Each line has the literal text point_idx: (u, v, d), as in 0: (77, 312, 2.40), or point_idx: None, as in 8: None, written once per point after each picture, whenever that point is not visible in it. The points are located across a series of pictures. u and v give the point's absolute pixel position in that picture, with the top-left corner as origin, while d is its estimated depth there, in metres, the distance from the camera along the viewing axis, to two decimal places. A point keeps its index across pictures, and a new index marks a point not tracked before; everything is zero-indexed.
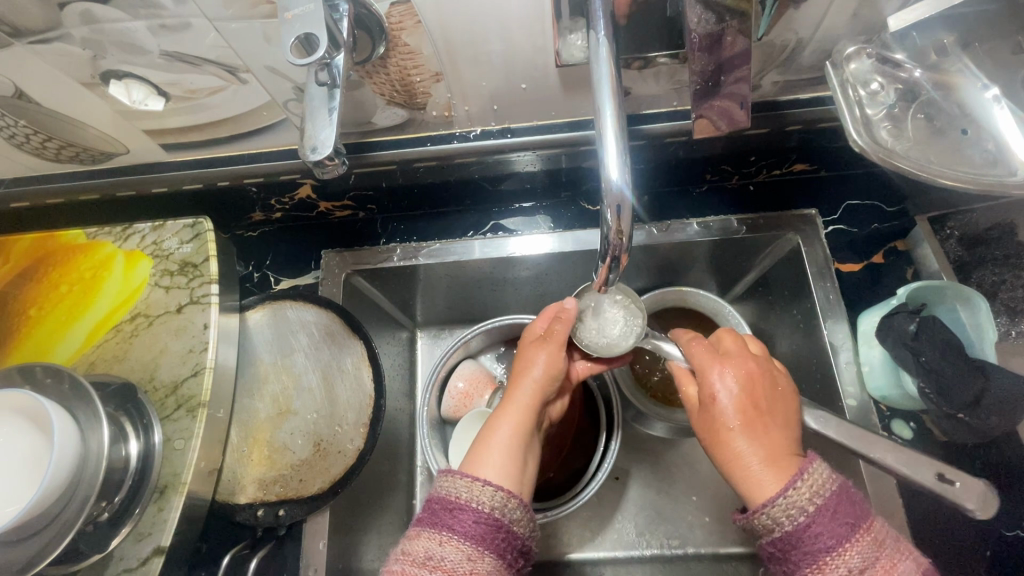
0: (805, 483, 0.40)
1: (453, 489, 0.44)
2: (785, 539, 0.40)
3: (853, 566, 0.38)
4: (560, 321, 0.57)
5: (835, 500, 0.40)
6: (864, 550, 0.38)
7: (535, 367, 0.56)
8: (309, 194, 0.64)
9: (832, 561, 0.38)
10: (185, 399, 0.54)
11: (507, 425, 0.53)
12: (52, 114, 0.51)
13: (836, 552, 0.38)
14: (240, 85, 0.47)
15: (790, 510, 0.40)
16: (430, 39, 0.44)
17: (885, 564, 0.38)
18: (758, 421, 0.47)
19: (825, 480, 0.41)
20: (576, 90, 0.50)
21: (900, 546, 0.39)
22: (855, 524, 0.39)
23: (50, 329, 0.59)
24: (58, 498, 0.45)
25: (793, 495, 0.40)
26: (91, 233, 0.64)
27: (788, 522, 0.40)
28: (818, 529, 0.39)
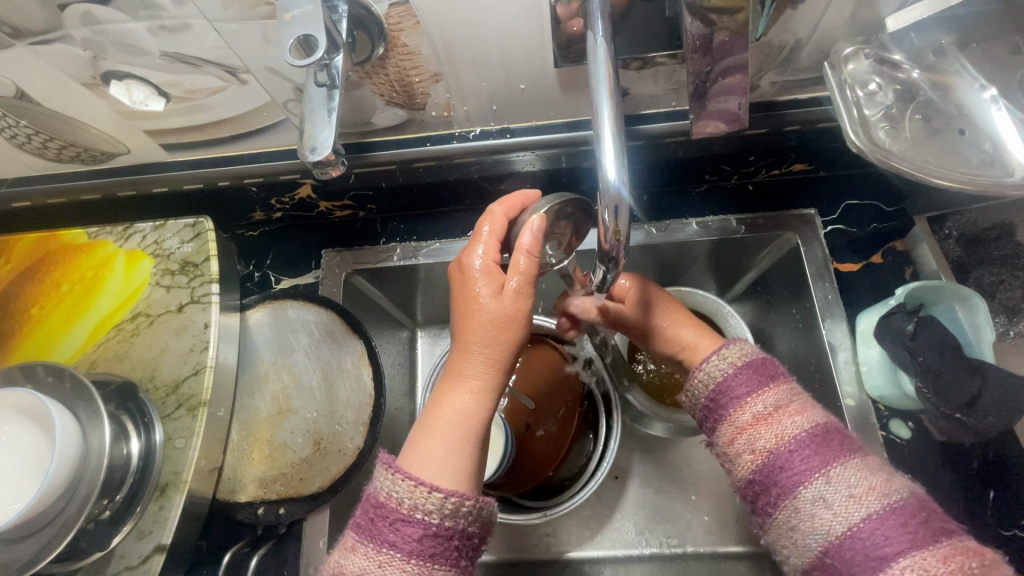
0: (733, 348, 0.49)
1: (395, 496, 0.41)
2: (716, 389, 0.47)
3: (765, 407, 0.45)
4: (520, 262, 0.47)
5: (756, 363, 0.48)
6: (775, 395, 0.45)
7: (489, 326, 0.47)
8: (310, 194, 0.65)
9: (749, 402, 0.45)
10: (186, 397, 0.55)
11: (457, 403, 0.47)
12: (53, 115, 0.51)
13: (751, 396, 0.46)
14: (239, 86, 0.47)
15: (719, 366, 0.48)
16: (429, 39, 0.44)
17: (793, 408, 0.45)
18: (684, 318, 0.60)
19: (749, 349, 0.49)
20: (574, 90, 0.50)
21: (812, 404, 0.46)
22: (773, 378, 0.47)
23: (52, 328, 0.59)
24: (60, 496, 0.46)
25: (723, 356, 0.49)
26: (92, 232, 0.64)
27: (718, 376, 0.48)
28: (740, 377, 0.47)
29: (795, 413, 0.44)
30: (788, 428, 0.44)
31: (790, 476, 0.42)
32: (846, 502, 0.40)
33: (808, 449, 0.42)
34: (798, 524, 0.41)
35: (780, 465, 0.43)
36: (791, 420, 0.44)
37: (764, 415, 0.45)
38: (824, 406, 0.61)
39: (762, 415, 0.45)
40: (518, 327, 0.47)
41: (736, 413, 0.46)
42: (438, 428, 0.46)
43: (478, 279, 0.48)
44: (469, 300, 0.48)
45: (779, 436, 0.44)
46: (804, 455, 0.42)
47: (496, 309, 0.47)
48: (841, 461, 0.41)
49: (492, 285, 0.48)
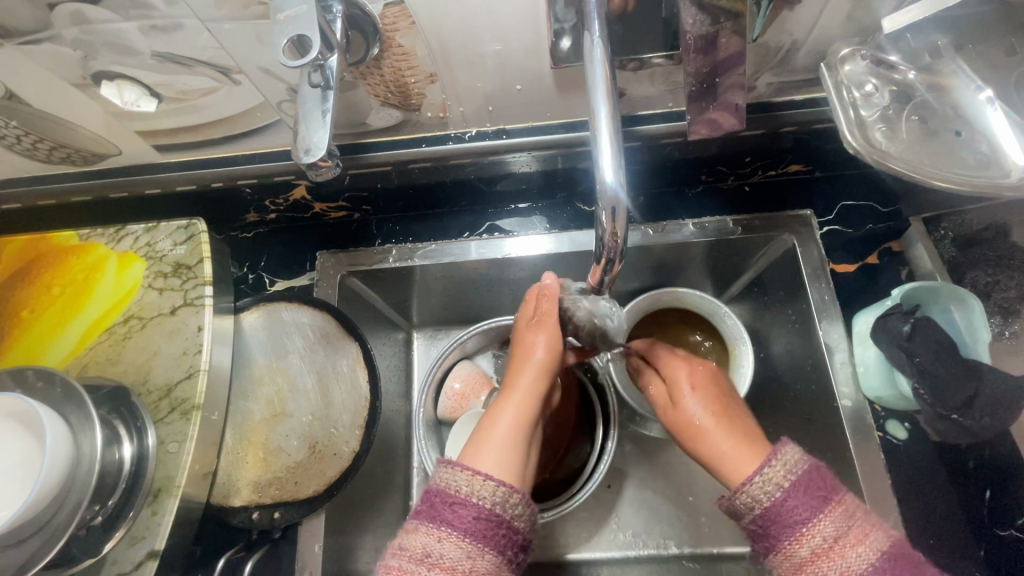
0: (780, 459, 0.43)
1: (453, 482, 0.43)
2: (763, 515, 0.42)
3: (824, 538, 0.39)
4: (546, 301, 0.56)
5: (806, 472, 0.42)
6: (835, 520, 0.40)
7: (537, 353, 0.54)
8: (304, 194, 0.65)
9: (805, 534, 0.40)
10: (179, 401, 0.54)
11: (509, 409, 0.51)
12: (43, 116, 0.50)
13: (806, 526, 0.40)
14: (233, 86, 0.47)
15: (765, 486, 0.42)
16: (425, 39, 0.44)
17: (858, 535, 0.39)
18: (727, 415, 0.52)
19: (798, 455, 0.43)
20: (571, 90, 0.50)
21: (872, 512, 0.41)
22: (828, 497, 0.41)
23: (43, 331, 0.59)
24: (51, 502, 0.45)
25: (768, 473, 0.43)
26: (84, 234, 0.63)
27: (766, 492, 0.42)
28: (792, 500, 0.41)
29: (860, 541, 0.39)
30: (856, 563, 0.38)
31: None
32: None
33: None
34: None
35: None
36: (856, 553, 0.38)
37: (824, 550, 0.39)
38: (821, 407, 0.61)
39: (821, 550, 0.39)
40: (558, 351, 0.55)
41: (790, 547, 0.40)
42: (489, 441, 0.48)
43: (527, 320, 0.57)
44: (524, 337, 0.56)
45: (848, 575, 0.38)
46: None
47: (544, 337, 0.55)
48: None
49: (535, 319, 0.56)
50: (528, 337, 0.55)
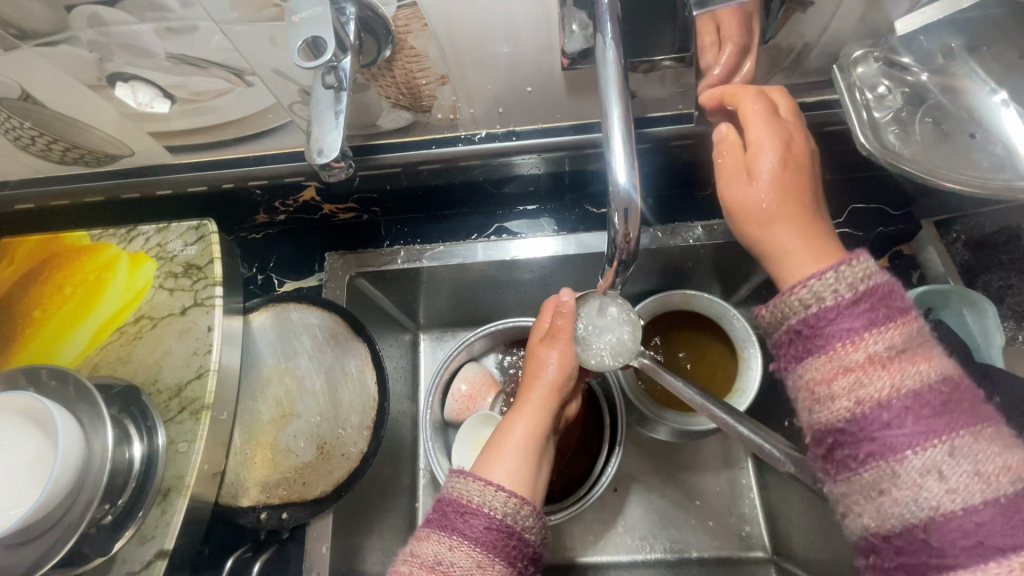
0: (857, 264, 0.39)
1: (466, 493, 0.44)
2: (817, 316, 0.39)
3: (880, 348, 0.37)
4: (561, 316, 0.56)
5: (876, 287, 0.38)
6: (897, 335, 0.37)
7: (548, 371, 0.56)
8: (313, 195, 0.65)
9: (864, 339, 0.37)
10: (189, 401, 0.54)
11: (520, 425, 0.54)
12: (58, 117, 0.51)
13: (866, 331, 0.37)
14: (246, 88, 0.47)
15: (836, 289, 0.38)
16: (437, 41, 0.44)
17: (914, 357, 0.37)
18: (800, 201, 0.44)
19: (870, 265, 0.39)
20: (582, 92, 0.50)
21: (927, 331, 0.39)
22: (896, 317, 0.38)
23: (54, 331, 0.59)
24: (62, 500, 0.45)
25: (842, 275, 0.39)
26: (95, 234, 0.64)
27: (833, 289, 0.38)
28: (856, 310, 0.38)
29: (915, 363, 0.37)
30: (908, 382, 0.36)
31: (903, 446, 0.35)
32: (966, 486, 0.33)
33: (925, 405, 0.36)
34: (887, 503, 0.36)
35: (885, 426, 0.36)
36: (910, 373, 0.36)
37: (875, 358, 0.37)
38: None
39: (873, 358, 0.37)
40: (570, 368, 0.56)
41: (843, 346, 0.37)
42: (502, 454, 0.52)
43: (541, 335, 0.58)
44: (537, 351, 0.57)
45: (894, 390, 0.36)
46: (917, 412, 0.35)
47: (556, 355, 0.56)
48: (976, 429, 0.35)
49: (549, 337, 0.57)
50: (540, 354, 0.57)
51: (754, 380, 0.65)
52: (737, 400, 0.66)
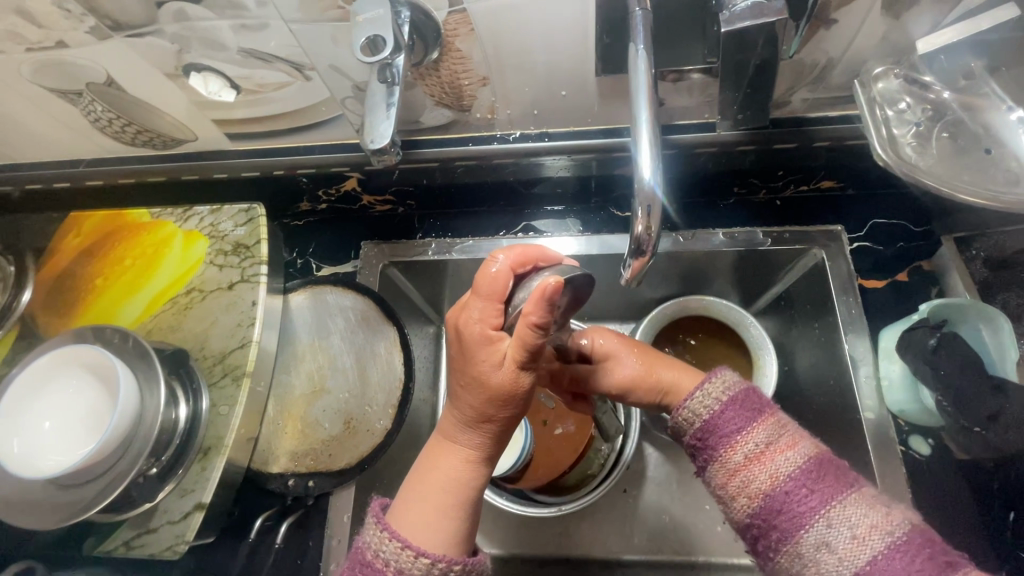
0: (717, 380, 0.50)
1: (381, 554, 0.42)
2: (703, 428, 0.48)
3: (758, 445, 0.45)
4: (527, 329, 0.41)
5: (742, 395, 0.48)
6: (767, 430, 0.46)
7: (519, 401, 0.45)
8: (355, 186, 0.70)
9: (740, 442, 0.46)
10: (232, 368, 0.59)
11: (453, 460, 0.47)
12: (135, 102, 0.56)
13: (741, 434, 0.46)
14: (304, 82, 0.52)
15: (704, 403, 0.49)
16: (481, 44, 0.48)
17: (787, 443, 0.45)
18: (655, 362, 0.58)
19: (736, 381, 0.50)
20: (613, 98, 0.53)
21: (804, 436, 0.47)
22: (759, 412, 0.47)
23: (113, 299, 0.64)
24: (118, 445, 0.50)
25: (709, 391, 0.50)
26: (155, 213, 0.69)
27: (706, 412, 0.48)
28: (728, 411, 0.47)
29: (789, 449, 0.45)
30: (785, 465, 0.44)
31: (792, 516, 0.43)
32: (847, 549, 0.40)
33: (803, 486, 0.43)
34: (797, 565, 0.42)
35: (777, 506, 0.43)
36: (784, 458, 0.44)
37: (757, 454, 0.45)
38: (843, 420, 0.62)
39: (756, 454, 0.45)
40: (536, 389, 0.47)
41: (727, 453, 0.46)
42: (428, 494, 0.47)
43: (508, 363, 0.44)
44: (503, 381, 0.44)
45: (776, 476, 0.44)
46: (798, 491, 0.43)
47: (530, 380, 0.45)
48: (848, 492, 0.42)
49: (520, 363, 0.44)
50: (498, 382, 0.44)
51: (769, 384, 0.67)
52: None
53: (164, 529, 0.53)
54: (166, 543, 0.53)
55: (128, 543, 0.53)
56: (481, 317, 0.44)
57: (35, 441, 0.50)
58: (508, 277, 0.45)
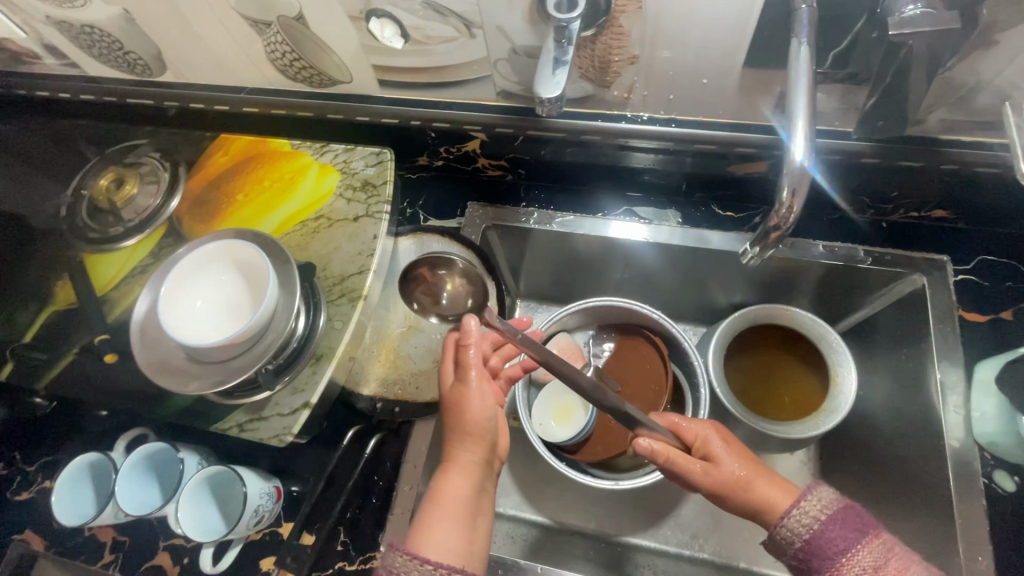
0: (814, 496, 0.52)
1: (391, 568, 0.49)
2: (807, 543, 0.50)
3: (866, 567, 0.48)
4: (468, 347, 0.61)
5: (840, 511, 0.51)
6: (875, 550, 0.48)
7: (470, 409, 0.60)
8: (475, 148, 0.74)
9: (848, 561, 0.48)
10: (349, 290, 0.64)
11: (453, 480, 0.58)
12: (312, 38, 0.62)
13: (848, 552, 0.48)
14: (468, 39, 0.57)
15: (803, 520, 0.51)
16: (644, 23, 0.51)
17: (896, 565, 0.47)
18: (755, 465, 0.59)
19: (837, 494, 0.52)
20: (751, 92, 0.55)
21: (909, 550, 0.49)
22: (862, 530, 0.49)
23: (250, 213, 0.71)
24: (257, 332, 0.56)
25: (806, 505, 0.52)
26: (294, 145, 0.76)
27: (809, 527, 0.51)
28: (831, 529, 0.50)
29: (900, 570, 0.47)
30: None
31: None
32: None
33: None
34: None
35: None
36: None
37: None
38: (924, 447, 0.63)
39: (865, 575, 0.47)
40: (487, 399, 0.61)
41: (837, 573, 0.48)
42: (437, 518, 0.55)
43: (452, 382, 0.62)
44: (453, 397, 0.61)
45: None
46: None
47: (473, 389, 0.60)
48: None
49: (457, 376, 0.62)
50: (465, 391, 0.61)
51: (846, 401, 0.69)
52: (826, 418, 0.69)
53: (273, 419, 0.58)
54: (274, 432, 0.58)
55: (241, 425, 0.59)
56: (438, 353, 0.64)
57: (189, 314, 0.57)
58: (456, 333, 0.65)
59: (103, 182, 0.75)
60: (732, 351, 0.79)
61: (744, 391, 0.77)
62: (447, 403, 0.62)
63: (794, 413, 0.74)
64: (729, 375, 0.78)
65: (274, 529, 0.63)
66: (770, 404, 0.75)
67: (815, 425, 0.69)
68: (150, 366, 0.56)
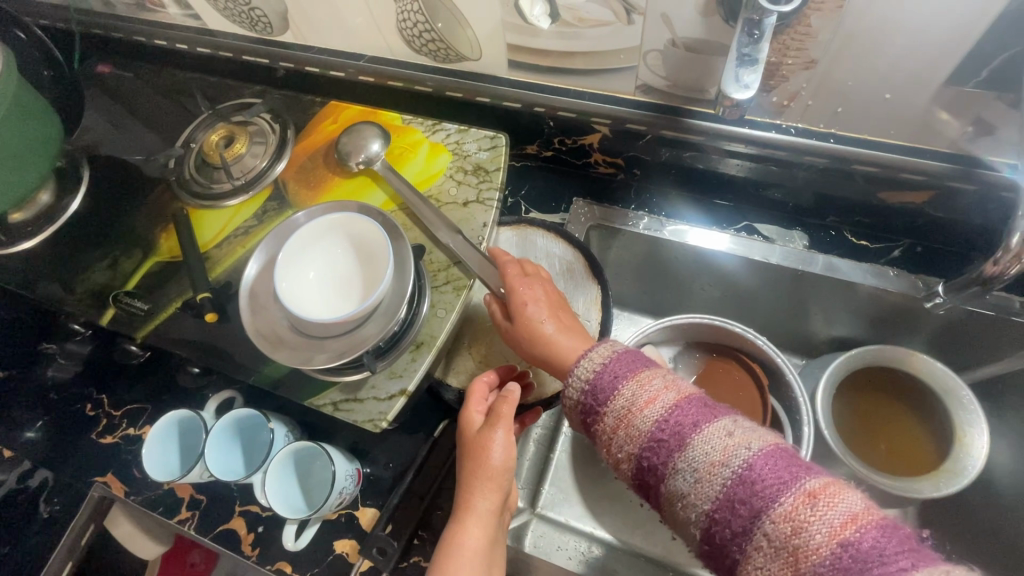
0: (598, 348, 0.51)
1: None
2: (589, 389, 0.48)
3: (624, 405, 0.46)
4: (503, 400, 0.55)
5: (614, 358, 0.49)
6: (631, 387, 0.46)
7: (495, 458, 0.53)
8: (594, 142, 0.70)
9: (618, 400, 0.47)
10: (455, 277, 0.61)
11: (469, 535, 0.52)
12: (450, 10, 0.59)
13: (618, 392, 0.47)
14: (624, 25, 0.52)
15: (585, 370, 0.50)
16: (838, 25, 0.45)
17: (648, 397, 0.46)
18: (559, 314, 0.59)
19: (616, 346, 0.51)
20: (942, 114, 0.49)
21: (674, 382, 0.47)
22: (629, 371, 0.48)
23: (357, 185, 0.68)
24: (368, 316, 0.53)
25: (593, 356, 0.50)
26: (405, 120, 0.73)
27: (584, 380, 0.49)
28: (603, 375, 0.48)
29: (651, 402, 0.45)
30: (644, 421, 0.45)
31: (656, 468, 0.44)
32: (693, 491, 0.41)
33: (672, 436, 0.43)
34: (678, 515, 0.43)
35: (645, 462, 0.44)
36: (644, 414, 0.45)
37: (623, 414, 0.46)
38: None
39: (623, 414, 0.46)
40: (513, 449, 0.55)
41: (607, 414, 0.47)
42: None
43: (478, 428, 0.55)
44: (478, 443, 0.54)
45: (638, 432, 0.45)
46: (675, 441, 0.43)
47: (501, 439, 0.54)
48: (695, 426, 0.43)
49: (486, 421, 0.55)
50: (491, 446, 0.53)
51: (972, 467, 0.62)
52: (945, 481, 0.63)
53: (369, 402, 0.57)
54: (369, 416, 0.56)
55: (336, 404, 0.57)
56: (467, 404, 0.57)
57: (301, 285, 0.55)
58: (484, 380, 0.59)
59: (213, 138, 0.75)
60: (843, 388, 0.73)
61: (849, 435, 0.71)
62: (465, 450, 0.55)
63: (903, 468, 0.68)
64: (835, 412, 0.72)
65: (350, 511, 0.62)
66: (876, 451, 0.70)
67: (933, 487, 0.63)
68: (256, 331, 0.55)
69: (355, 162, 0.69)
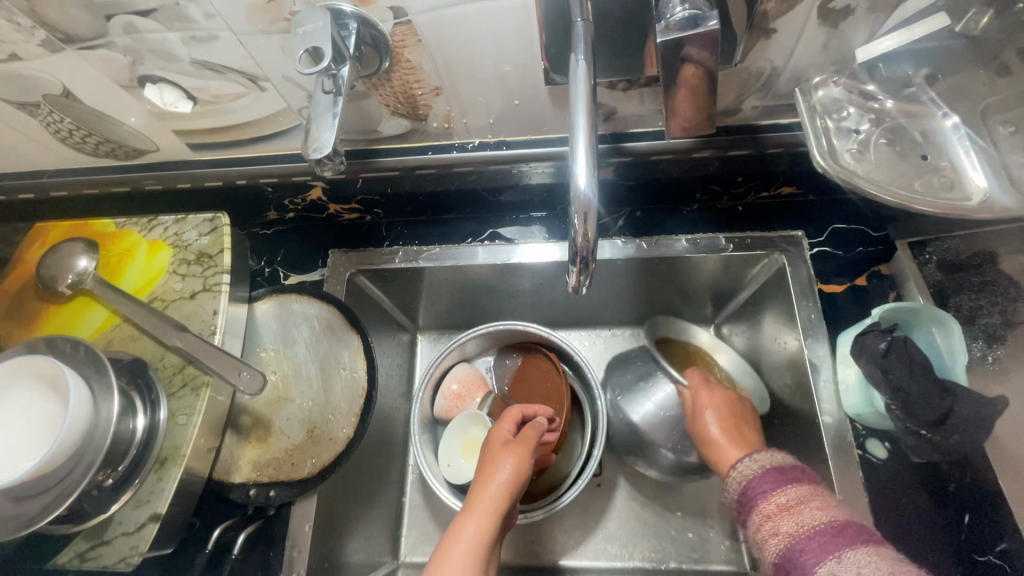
0: (769, 454, 0.51)
1: None
2: (748, 485, 0.49)
3: (789, 498, 0.45)
4: (532, 428, 0.61)
5: (787, 466, 0.49)
6: (800, 490, 0.45)
7: (505, 463, 0.56)
8: (321, 195, 0.69)
9: (775, 496, 0.46)
10: (191, 378, 0.59)
11: (469, 525, 0.51)
12: (93, 113, 0.56)
13: (779, 491, 0.46)
14: (260, 92, 0.52)
15: (749, 467, 0.50)
16: (430, 57, 0.48)
17: (816, 502, 0.44)
18: (732, 419, 0.61)
19: (789, 459, 0.50)
20: (565, 107, 0.54)
21: (846, 508, 0.44)
22: (799, 479, 0.47)
23: (76, 307, 0.63)
24: (70, 459, 0.49)
25: (758, 458, 0.51)
26: (120, 223, 0.69)
27: (747, 476, 0.49)
28: (769, 475, 0.48)
29: (813, 506, 0.44)
30: (805, 517, 0.43)
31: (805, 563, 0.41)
32: None
33: (822, 533, 0.42)
34: None
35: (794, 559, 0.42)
36: (812, 511, 0.43)
37: (786, 505, 0.45)
38: (804, 424, 0.62)
39: (786, 505, 0.45)
40: (527, 469, 0.57)
41: (763, 505, 0.46)
42: (449, 559, 0.49)
43: (504, 440, 0.60)
44: (498, 451, 0.58)
45: (799, 524, 0.43)
46: (821, 539, 0.42)
47: (515, 454, 0.57)
48: (853, 542, 0.41)
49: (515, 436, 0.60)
50: (513, 453, 0.57)
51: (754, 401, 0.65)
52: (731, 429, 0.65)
53: (118, 540, 0.53)
54: (121, 555, 0.52)
55: (82, 554, 0.53)
56: (492, 430, 0.62)
57: None
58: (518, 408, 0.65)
59: None
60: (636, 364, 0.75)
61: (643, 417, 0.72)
62: (485, 455, 0.60)
63: None
64: None
65: None
66: None
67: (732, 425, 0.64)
68: None
69: (63, 284, 0.64)
